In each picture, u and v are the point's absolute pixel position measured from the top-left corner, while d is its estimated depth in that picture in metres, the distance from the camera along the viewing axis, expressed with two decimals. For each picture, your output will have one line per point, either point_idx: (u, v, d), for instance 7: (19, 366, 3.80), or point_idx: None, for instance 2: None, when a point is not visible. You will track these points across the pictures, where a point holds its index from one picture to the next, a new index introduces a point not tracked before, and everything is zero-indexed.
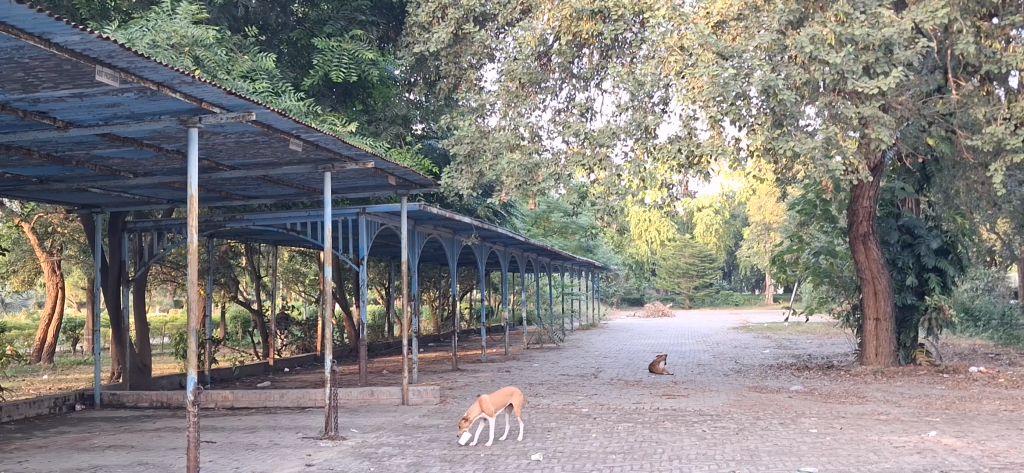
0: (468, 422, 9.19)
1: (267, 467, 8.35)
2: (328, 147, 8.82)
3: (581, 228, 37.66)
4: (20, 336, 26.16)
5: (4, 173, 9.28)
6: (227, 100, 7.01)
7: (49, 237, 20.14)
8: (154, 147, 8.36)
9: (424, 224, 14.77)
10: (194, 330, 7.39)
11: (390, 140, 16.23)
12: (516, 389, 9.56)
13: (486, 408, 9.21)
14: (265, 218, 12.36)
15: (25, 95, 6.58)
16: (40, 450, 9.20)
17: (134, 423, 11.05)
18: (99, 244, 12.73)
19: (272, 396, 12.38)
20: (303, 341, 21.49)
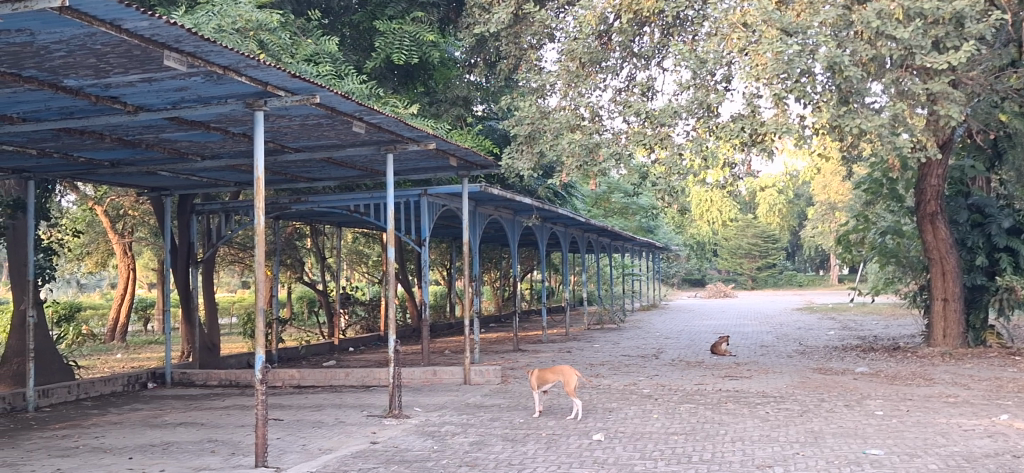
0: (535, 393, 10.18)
1: (333, 445, 8.49)
2: (391, 129, 8.88)
3: (642, 208, 37.46)
4: (95, 316, 27.00)
5: (77, 157, 9.51)
6: (291, 83, 7.09)
7: (121, 220, 20.70)
8: (221, 130, 8.51)
9: (485, 205, 14.82)
10: (261, 310, 7.55)
11: (451, 122, 16.40)
12: (563, 367, 9.74)
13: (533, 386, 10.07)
14: (329, 200, 12.52)
15: (97, 80, 6.74)
16: (114, 426, 9.47)
17: (204, 401, 11.31)
18: (168, 226, 12.98)
19: (337, 375, 12.58)
20: (366, 321, 21.76)
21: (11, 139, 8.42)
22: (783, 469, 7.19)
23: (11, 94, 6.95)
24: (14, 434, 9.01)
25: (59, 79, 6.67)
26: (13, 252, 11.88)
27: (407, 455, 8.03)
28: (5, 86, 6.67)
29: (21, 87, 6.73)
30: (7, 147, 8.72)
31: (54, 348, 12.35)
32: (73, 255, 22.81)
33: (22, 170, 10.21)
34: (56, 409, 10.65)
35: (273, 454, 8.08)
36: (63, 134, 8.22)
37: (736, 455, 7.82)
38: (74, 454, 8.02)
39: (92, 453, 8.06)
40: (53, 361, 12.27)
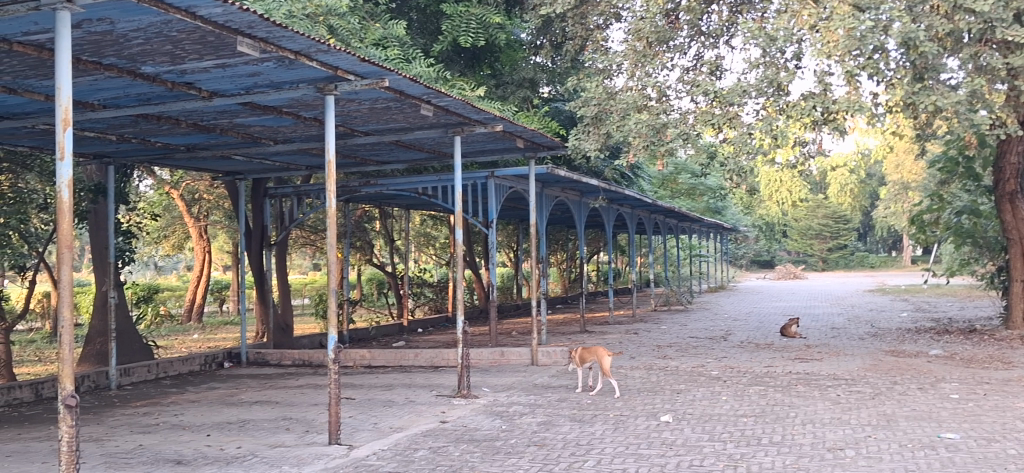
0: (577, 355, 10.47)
1: (403, 423, 8.63)
2: (458, 112, 8.93)
3: (709, 189, 37.05)
4: (173, 297, 27.79)
5: (155, 142, 9.76)
6: (360, 67, 7.18)
7: (197, 203, 21.23)
8: (292, 114, 8.65)
9: (551, 186, 14.82)
10: (332, 290, 7.67)
11: (518, 104, 16.42)
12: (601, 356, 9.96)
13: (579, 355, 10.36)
14: (398, 183, 12.66)
15: (173, 67, 6.91)
16: (193, 404, 9.75)
17: (278, 380, 11.57)
18: (243, 209, 13.25)
19: (408, 356, 12.74)
20: (434, 302, 21.96)
21: (92, 125, 8.68)
22: (855, 452, 7.10)
23: (92, 82, 7.17)
24: (98, 411, 9.33)
25: (137, 66, 6.85)
26: (94, 235, 12.27)
27: (477, 434, 8.11)
28: (86, 74, 6.88)
29: (101, 74, 6.93)
30: (88, 133, 8.99)
31: (134, 329, 12.74)
32: (151, 238, 23.48)
33: (103, 155, 10.51)
34: (138, 387, 10.99)
35: (345, 431, 8.23)
36: (141, 119, 8.45)
37: (806, 437, 7.74)
38: (154, 431, 8.27)
39: (172, 430, 8.31)
40: (134, 341, 12.65)
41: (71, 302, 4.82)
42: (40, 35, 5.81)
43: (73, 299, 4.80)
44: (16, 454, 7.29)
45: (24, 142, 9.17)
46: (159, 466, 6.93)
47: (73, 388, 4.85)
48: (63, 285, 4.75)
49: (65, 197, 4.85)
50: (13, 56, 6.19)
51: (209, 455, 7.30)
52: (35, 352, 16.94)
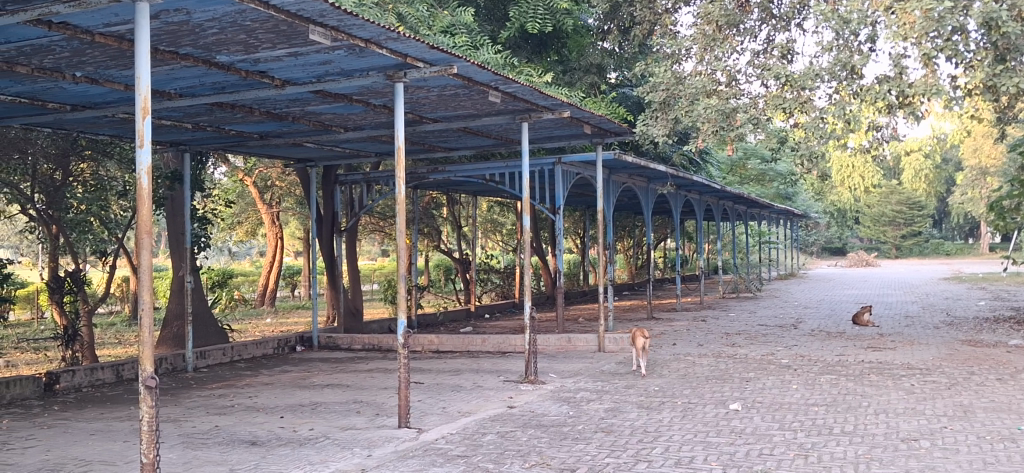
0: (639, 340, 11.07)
1: (471, 408, 8.70)
2: (526, 98, 8.94)
3: (779, 175, 36.53)
4: (246, 282, 28.40)
5: (229, 130, 9.97)
6: (429, 55, 7.23)
7: (269, 191, 21.66)
8: (362, 102, 8.75)
9: (618, 172, 14.74)
10: (402, 276, 7.75)
11: (585, 90, 16.45)
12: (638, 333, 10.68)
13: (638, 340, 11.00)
14: (465, 169, 12.72)
15: (247, 56, 7.04)
16: (267, 386, 9.96)
17: (348, 364, 11.75)
18: (313, 196, 13.44)
19: (475, 341, 12.83)
20: (501, 288, 22.07)
21: (169, 114, 8.90)
22: (930, 443, 6.95)
23: (169, 71, 7.34)
24: (176, 392, 9.59)
25: (212, 55, 7.00)
26: (171, 221, 12.58)
27: (544, 419, 8.15)
28: (164, 63, 7.05)
29: (178, 64, 7.09)
30: (165, 122, 9.23)
31: (209, 312, 13.04)
32: (226, 224, 24.03)
33: (179, 143, 10.77)
34: (213, 369, 11.27)
35: (415, 415, 8.33)
36: (216, 108, 8.63)
37: (879, 427, 7.60)
38: (229, 412, 8.48)
39: (246, 412, 8.50)
40: (210, 324, 12.96)
41: (150, 285, 4.96)
42: (120, 26, 5.97)
43: (152, 282, 4.95)
44: (99, 432, 7.54)
45: (105, 131, 9.45)
46: (234, 446, 7.10)
47: (153, 369, 4.99)
48: (143, 269, 4.88)
49: (145, 183, 4.98)
50: (95, 47, 6.37)
51: (282, 436, 7.46)
52: (116, 335, 17.48)
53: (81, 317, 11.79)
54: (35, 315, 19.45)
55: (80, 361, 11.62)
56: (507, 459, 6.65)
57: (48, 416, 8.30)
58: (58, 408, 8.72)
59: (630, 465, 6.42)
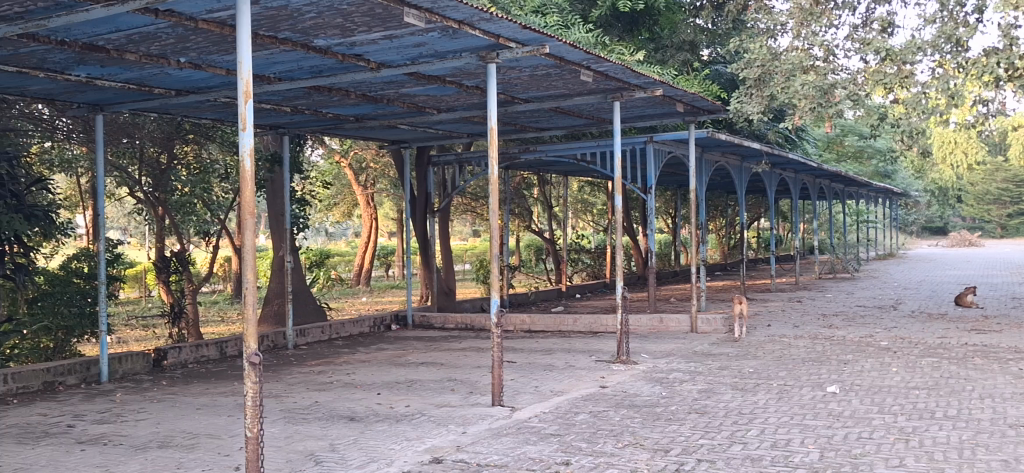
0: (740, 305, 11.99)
1: (564, 387, 8.72)
2: (618, 77, 8.87)
3: (878, 151, 35.58)
4: (343, 262, 29.08)
5: (326, 113, 10.15)
6: (521, 35, 7.23)
7: (364, 172, 22.13)
8: (455, 83, 8.82)
9: (711, 151, 14.52)
10: (494, 256, 7.78)
11: (677, 68, 16.20)
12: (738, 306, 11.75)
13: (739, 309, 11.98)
14: (556, 149, 12.70)
15: (344, 40, 7.16)
16: (364, 364, 10.17)
17: (442, 343, 11.90)
18: (407, 177, 13.60)
19: (567, 321, 12.84)
20: (592, 268, 22.05)
21: (268, 98, 9.12)
22: None
23: (269, 56, 7.51)
24: (278, 369, 9.87)
25: (310, 40, 7.14)
26: (272, 202, 12.93)
27: (637, 399, 8.12)
28: (263, 48, 7.22)
29: (277, 48, 7.25)
30: (265, 106, 9.46)
31: (309, 290, 13.37)
32: (323, 206, 24.64)
33: (278, 126, 11.02)
34: (313, 347, 11.56)
35: (508, 394, 8.40)
36: (313, 91, 8.81)
37: (985, 412, 7.35)
38: (329, 388, 8.69)
39: (345, 388, 8.70)
40: (309, 303, 13.28)
41: (254, 265, 5.09)
42: (222, 12, 6.13)
43: (256, 262, 5.07)
44: (205, 407, 7.82)
45: (207, 115, 9.73)
46: (334, 422, 7.27)
47: (257, 346, 5.11)
48: (247, 250, 5.00)
49: (248, 165, 5.07)
50: (198, 34, 6.56)
51: (379, 412, 7.61)
52: (219, 313, 18.11)
53: (187, 296, 12.21)
54: (143, 293, 20.30)
55: (186, 338, 12.07)
56: (600, 438, 6.66)
57: (158, 390, 8.65)
58: (167, 383, 9.07)
59: (725, 446, 6.36)
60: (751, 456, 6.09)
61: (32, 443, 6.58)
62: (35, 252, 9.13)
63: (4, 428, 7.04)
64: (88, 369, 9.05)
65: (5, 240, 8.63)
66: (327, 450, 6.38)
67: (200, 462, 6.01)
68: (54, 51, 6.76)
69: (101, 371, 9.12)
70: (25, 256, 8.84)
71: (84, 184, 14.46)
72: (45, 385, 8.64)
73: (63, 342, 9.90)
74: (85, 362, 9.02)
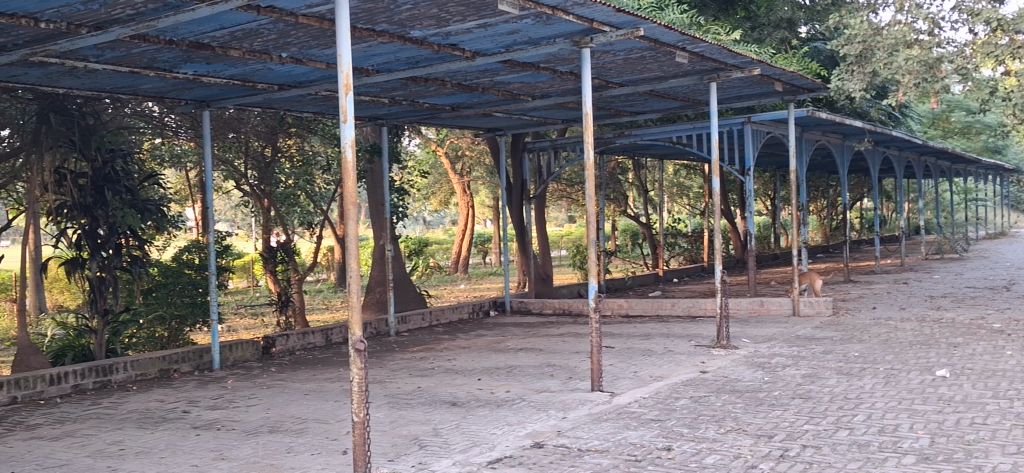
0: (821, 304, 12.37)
1: (664, 372, 8.67)
2: (714, 57, 8.74)
3: (988, 127, 34.22)
4: (441, 250, 29.53)
5: (423, 103, 10.29)
6: (615, 18, 7.16)
7: (460, 161, 22.61)
8: (549, 69, 8.81)
9: (811, 130, 14.17)
10: (591, 240, 7.76)
11: (775, 46, 15.80)
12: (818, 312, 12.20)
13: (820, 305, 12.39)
14: (652, 132, 12.58)
15: (439, 30, 7.24)
16: (464, 350, 10.30)
17: (540, 328, 11.96)
18: (503, 165, 13.67)
19: (665, 305, 12.75)
20: (689, 252, 21.83)
21: (367, 90, 9.28)
22: None
23: (366, 48, 7.63)
24: (381, 355, 10.07)
25: (407, 31, 7.23)
26: (373, 192, 13.18)
27: (739, 384, 8.02)
28: (361, 41, 7.35)
29: (375, 40, 7.36)
30: (364, 98, 9.63)
31: (410, 278, 13.58)
32: (421, 195, 25.06)
33: (377, 117, 11.19)
34: (414, 333, 11.76)
35: (607, 379, 8.39)
36: (410, 82, 8.93)
37: None
38: (430, 374, 8.83)
39: (446, 374, 8.84)
40: (409, 291, 13.49)
41: (357, 254, 5.20)
42: (321, 7, 6.27)
43: (359, 252, 5.18)
44: (312, 392, 8.03)
45: (309, 108, 9.95)
46: (437, 407, 7.39)
47: (362, 333, 5.24)
48: (350, 239, 5.11)
49: (349, 156, 5.18)
50: (299, 29, 6.71)
51: (480, 398, 7.71)
52: (323, 301, 18.59)
53: (293, 285, 12.53)
54: (251, 283, 21.02)
55: (292, 326, 12.41)
56: (702, 424, 6.60)
57: (267, 376, 8.92)
58: (275, 369, 9.35)
59: (831, 432, 6.23)
60: (858, 442, 5.95)
61: (152, 427, 6.88)
62: (150, 244, 9.53)
63: (125, 413, 7.37)
64: (201, 357, 9.39)
65: (121, 234, 9.03)
66: (431, 435, 6.49)
67: (308, 446, 6.19)
68: (164, 50, 7.00)
69: (213, 359, 9.45)
70: (141, 248, 9.25)
71: (194, 178, 15.04)
72: (162, 373, 9.01)
73: (177, 331, 10.35)
74: (198, 350, 9.36)
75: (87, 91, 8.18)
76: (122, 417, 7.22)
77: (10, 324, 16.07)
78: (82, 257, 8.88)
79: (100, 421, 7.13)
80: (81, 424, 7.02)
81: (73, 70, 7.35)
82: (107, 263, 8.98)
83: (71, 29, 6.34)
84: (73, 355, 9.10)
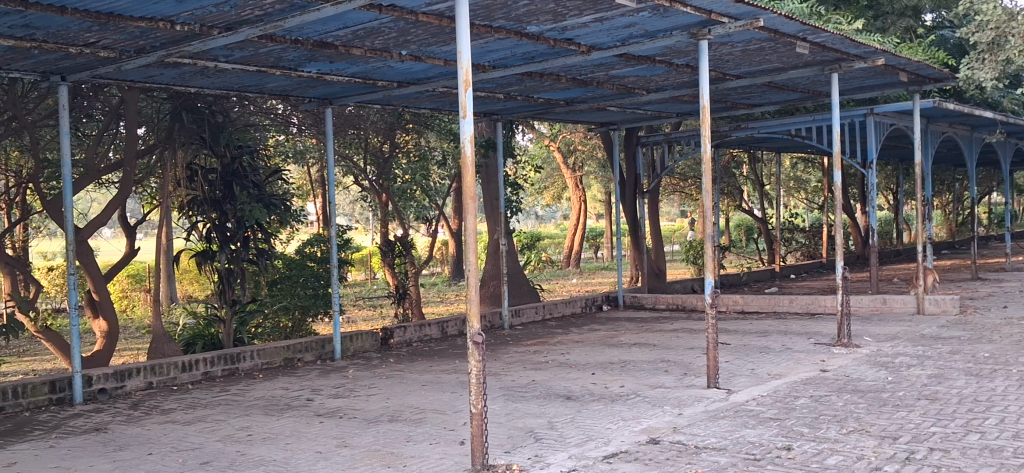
0: (945, 304, 11.92)
1: (783, 370, 8.52)
2: (836, 48, 8.51)
3: None
4: (553, 245, 29.60)
5: (538, 98, 10.33)
6: (734, 10, 7.05)
7: (572, 155, 22.60)
8: (665, 62, 8.73)
9: (938, 122, 13.63)
10: (707, 237, 7.65)
11: (900, 35, 15.26)
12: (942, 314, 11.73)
13: (943, 305, 11.93)
14: (770, 125, 12.33)
15: (555, 25, 7.25)
16: (578, 344, 10.31)
17: (653, 324, 11.87)
18: (617, 159, 13.59)
19: (782, 301, 12.50)
20: (808, 247, 21.33)
21: (482, 86, 9.38)
22: None
23: (484, 44, 7.71)
24: (496, 348, 10.18)
25: (523, 26, 7.28)
26: (487, 187, 13.30)
27: (861, 384, 7.79)
28: (478, 37, 7.43)
29: (492, 37, 7.44)
30: (480, 94, 9.73)
31: (524, 272, 13.66)
32: (533, 189, 25.29)
33: (492, 113, 11.29)
34: (528, 327, 11.83)
35: (723, 376, 8.27)
36: (525, 77, 8.98)
37: None
38: (545, 368, 8.87)
39: (560, 368, 8.87)
40: (523, 284, 13.59)
41: (475, 248, 5.26)
42: (440, 5, 6.36)
43: (478, 244, 5.24)
44: (429, 383, 8.18)
45: (426, 104, 10.12)
46: (551, 400, 7.43)
47: (480, 326, 5.33)
48: (469, 233, 5.19)
49: (468, 152, 5.25)
50: (418, 26, 6.83)
51: (595, 392, 7.72)
52: (438, 294, 18.88)
53: (410, 278, 12.71)
54: (369, 276, 21.51)
55: (410, 318, 12.63)
56: (823, 423, 6.45)
57: (386, 367, 9.13)
58: (394, 360, 9.56)
59: (960, 435, 6.00)
60: (991, 446, 5.71)
61: (277, 414, 7.12)
62: (275, 237, 9.82)
63: (252, 400, 7.65)
64: (323, 346, 9.66)
65: (248, 227, 9.34)
66: (546, 428, 6.53)
67: (427, 436, 6.31)
68: (289, 50, 7.23)
69: (335, 349, 9.71)
70: (266, 241, 9.54)
71: (315, 174, 15.48)
72: (286, 361, 9.32)
73: (300, 322, 10.62)
74: (320, 341, 9.64)
75: (216, 90, 8.50)
76: (250, 404, 7.50)
77: (145, 312, 16.91)
78: (211, 249, 9.25)
79: (229, 407, 7.42)
80: (211, 410, 7.31)
81: (204, 70, 7.66)
82: (236, 255, 9.31)
83: (204, 30, 6.59)
84: (203, 343, 9.64)
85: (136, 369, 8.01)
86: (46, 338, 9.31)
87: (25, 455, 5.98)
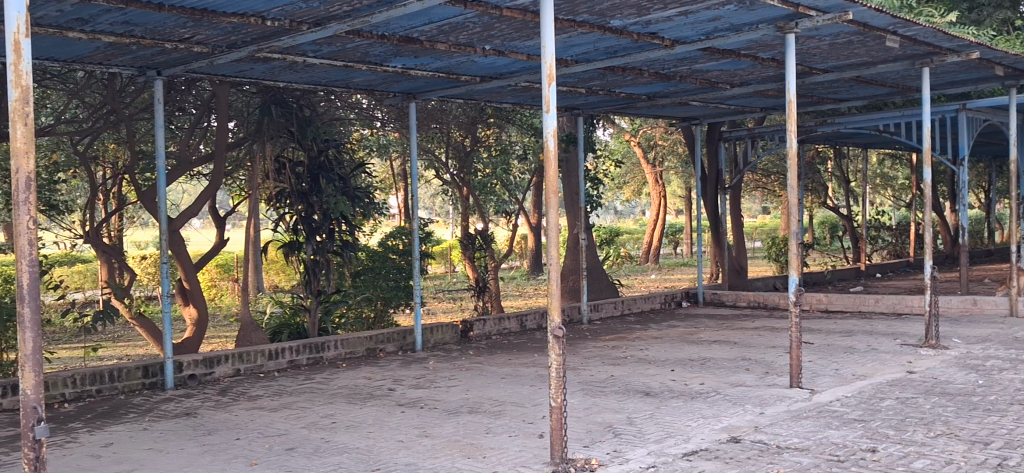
0: None
1: (867, 371, 8.34)
2: (928, 41, 8.28)
3: None
4: (632, 240, 29.48)
5: (620, 93, 10.29)
6: (823, 2, 6.91)
7: (653, 151, 22.44)
8: (750, 56, 8.61)
9: None
10: (791, 233, 7.54)
11: (996, 27, 14.72)
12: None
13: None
14: (857, 120, 12.05)
15: (639, 19, 7.22)
16: (657, 340, 10.24)
17: (734, 321, 11.73)
18: (699, 154, 13.43)
19: (867, 301, 12.22)
20: (894, 246, 20.81)
21: (564, 80, 9.39)
22: None
23: (567, 38, 7.72)
24: (575, 343, 10.19)
25: (606, 20, 7.26)
26: (567, 181, 13.30)
27: (950, 387, 7.59)
28: (562, 31, 7.43)
29: (575, 31, 7.44)
30: (562, 88, 9.74)
31: (604, 268, 13.62)
32: (613, 184, 25.21)
33: (573, 107, 11.28)
34: (606, 322, 11.81)
35: (806, 376, 8.14)
36: (607, 71, 8.96)
37: None
38: (624, 363, 8.85)
39: (639, 363, 8.83)
40: (602, 279, 13.56)
41: (557, 242, 5.27)
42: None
43: (559, 239, 5.25)
44: (509, 376, 8.23)
45: (508, 98, 10.16)
46: (630, 396, 7.41)
47: (560, 320, 5.35)
48: (551, 228, 5.20)
49: (552, 146, 5.26)
50: (502, 21, 6.87)
51: (674, 389, 7.67)
52: (517, 287, 18.96)
53: (489, 271, 12.79)
54: (448, 269, 21.73)
55: (489, 311, 12.71)
56: (909, 426, 6.31)
57: (466, 359, 9.22)
58: (473, 353, 9.63)
59: None
60: None
61: (360, 403, 7.25)
62: (359, 230, 9.98)
63: (336, 389, 7.81)
64: (404, 337, 9.79)
65: (333, 219, 9.53)
66: (625, 423, 6.51)
67: (506, 428, 6.35)
68: (375, 45, 7.34)
69: (416, 340, 9.83)
70: (350, 233, 9.71)
71: (397, 168, 15.66)
72: (368, 352, 9.46)
73: (382, 313, 10.82)
74: (402, 331, 9.77)
75: (305, 84, 8.67)
76: (333, 392, 7.65)
77: (233, 301, 17.38)
78: (298, 241, 9.46)
79: (313, 394, 7.58)
80: (296, 397, 7.48)
81: (293, 65, 7.83)
82: (322, 247, 9.51)
83: (293, 26, 6.74)
84: (288, 332, 9.87)
85: (224, 355, 8.23)
86: (139, 324, 9.63)
87: (120, 436, 6.20)
